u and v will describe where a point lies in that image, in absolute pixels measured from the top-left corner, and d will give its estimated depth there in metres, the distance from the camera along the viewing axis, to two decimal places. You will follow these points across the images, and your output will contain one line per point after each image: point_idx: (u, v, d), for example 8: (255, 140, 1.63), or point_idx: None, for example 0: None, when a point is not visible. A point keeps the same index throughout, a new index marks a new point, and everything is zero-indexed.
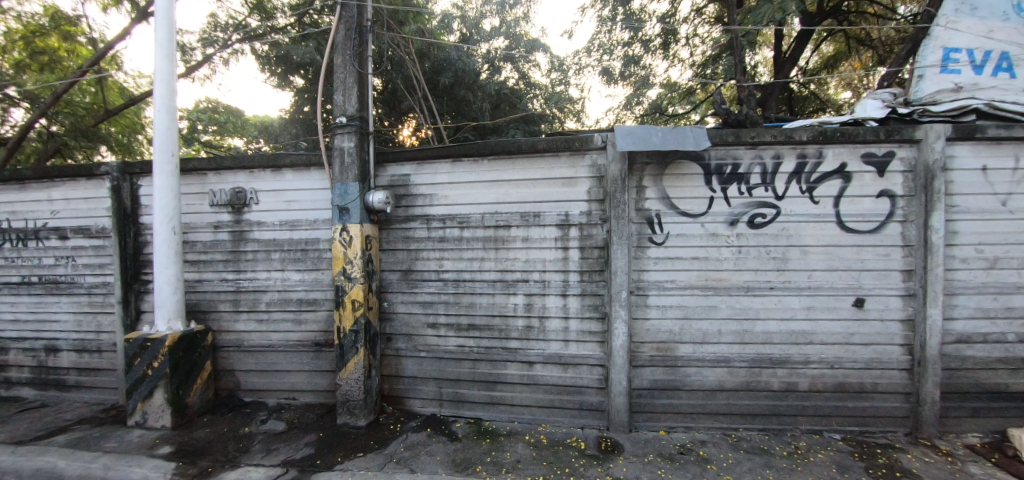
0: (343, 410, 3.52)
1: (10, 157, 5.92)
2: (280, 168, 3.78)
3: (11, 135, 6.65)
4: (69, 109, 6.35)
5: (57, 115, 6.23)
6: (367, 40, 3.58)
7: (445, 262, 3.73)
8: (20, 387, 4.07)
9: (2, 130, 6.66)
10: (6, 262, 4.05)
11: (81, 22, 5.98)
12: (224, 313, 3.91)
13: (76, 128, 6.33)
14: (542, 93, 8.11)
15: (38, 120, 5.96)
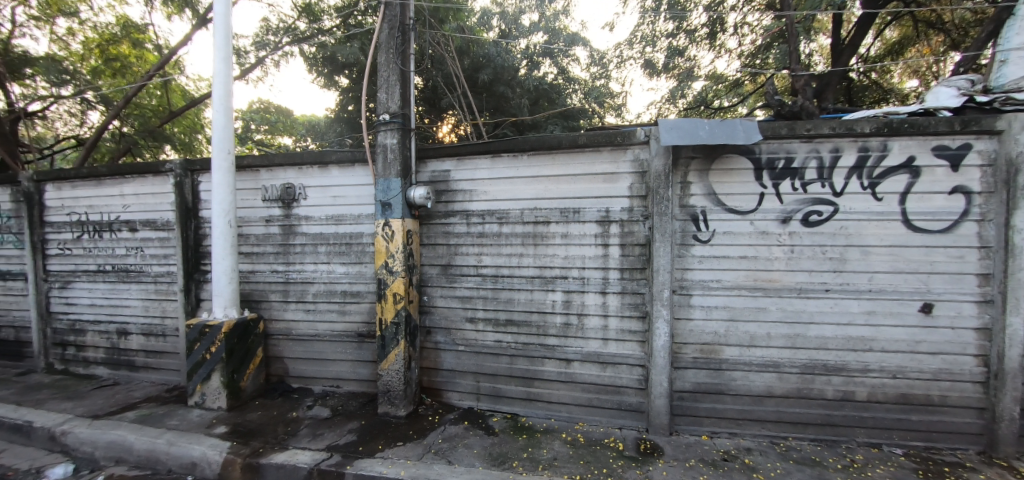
0: (384, 400, 3.62)
1: (88, 156, 6.49)
2: (327, 165, 3.91)
3: (88, 136, 7.28)
4: (138, 111, 6.94)
5: (128, 117, 6.85)
6: (409, 39, 3.63)
7: (484, 258, 3.74)
8: (98, 366, 4.45)
9: (82, 131, 7.30)
10: (85, 252, 4.42)
11: (147, 29, 6.40)
12: (275, 303, 4.11)
13: (145, 128, 6.93)
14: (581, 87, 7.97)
15: (112, 122, 6.53)
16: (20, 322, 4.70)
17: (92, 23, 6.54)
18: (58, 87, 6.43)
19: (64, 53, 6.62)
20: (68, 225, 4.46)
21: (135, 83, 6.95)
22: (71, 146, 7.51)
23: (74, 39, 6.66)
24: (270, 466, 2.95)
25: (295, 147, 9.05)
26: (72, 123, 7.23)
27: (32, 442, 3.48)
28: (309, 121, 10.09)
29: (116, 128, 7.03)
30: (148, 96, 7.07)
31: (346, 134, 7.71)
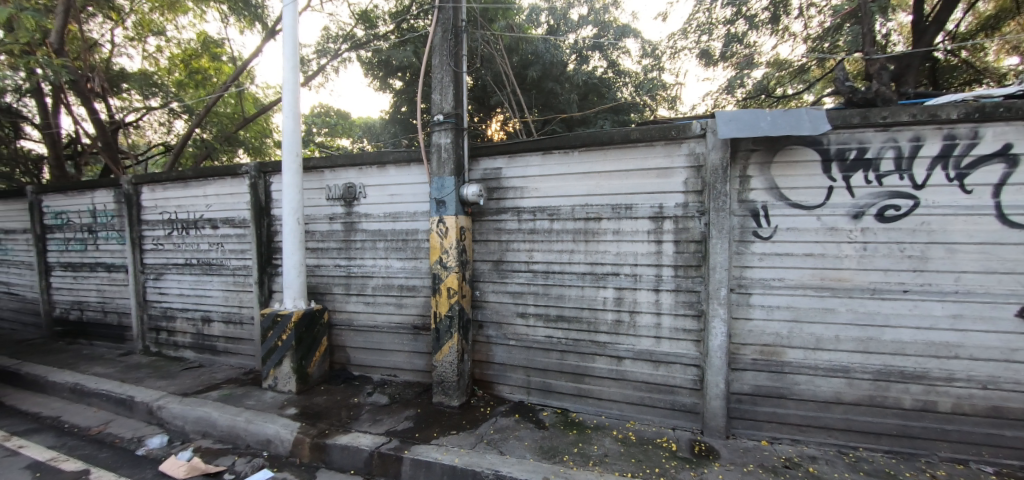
0: (438, 390, 3.77)
1: (175, 161, 7.20)
2: (385, 165, 4.10)
3: (174, 142, 8.07)
4: (217, 119, 7.62)
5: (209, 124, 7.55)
6: (462, 40, 3.72)
7: (535, 254, 3.79)
8: (186, 350, 4.95)
9: (169, 139, 8.11)
10: (175, 246, 4.92)
11: (223, 43, 6.97)
12: (337, 295, 4.38)
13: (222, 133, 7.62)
14: (632, 80, 7.79)
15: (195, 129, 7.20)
16: (123, 309, 5.31)
17: (178, 40, 7.23)
18: (150, 99, 7.18)
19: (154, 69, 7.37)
20: (161, 223, 4.97)
21: (213, 93, 7.61)
22: (160, 152, 8.37)
23: (162, 55, 7.39)
24: (336, 447, 3.17)
25: (353, 148, 9.54)
26: (161, 132, 8.04)
27: (134, 415, 3.94)
28: (365, 123, 10.58)
29: (198, 134, 7.75)
30: (225, 105, 7.73)
31: (400, 135, 8.02)
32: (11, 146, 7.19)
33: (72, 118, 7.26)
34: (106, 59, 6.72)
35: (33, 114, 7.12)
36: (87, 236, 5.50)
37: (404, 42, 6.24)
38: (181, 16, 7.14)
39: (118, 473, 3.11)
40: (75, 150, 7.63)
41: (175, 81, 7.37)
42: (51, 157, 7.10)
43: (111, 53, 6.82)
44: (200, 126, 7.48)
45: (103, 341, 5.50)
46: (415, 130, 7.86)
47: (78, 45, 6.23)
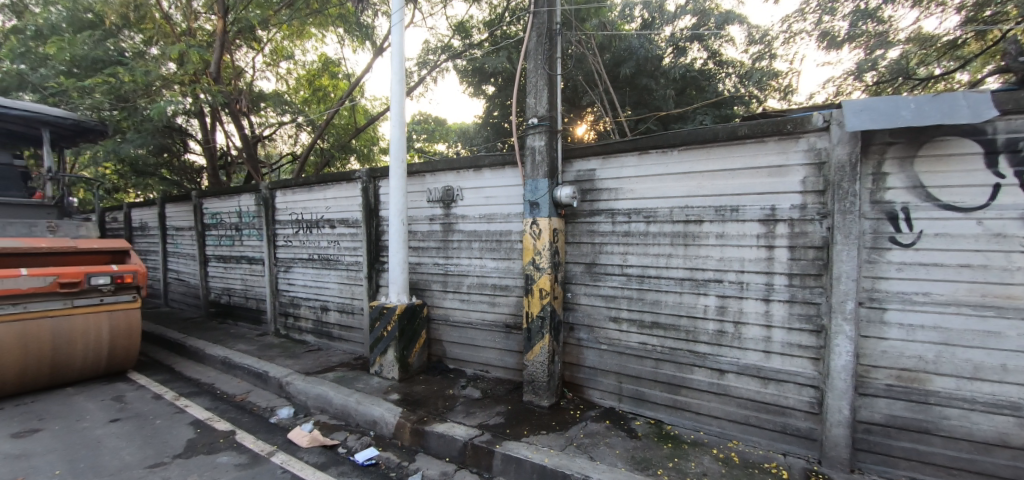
0: (529, 389, 3.86)
1: (301, 168, 8.26)
2: (481, 168, 4.27)
3: (300, 151, 9.25)
4: (335, 130, 8.60)
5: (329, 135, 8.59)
6: (556, 43, 3.76)
7: (630, 257, 3.70)
8: (308, 334, 5.63)
9: (296, 148, 9.31)
10: (300, 243, 5.62)
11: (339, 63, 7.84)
12: (436, 291, 4.67)
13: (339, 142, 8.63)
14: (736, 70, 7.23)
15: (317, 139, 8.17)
16: (260, 295, 6.21)
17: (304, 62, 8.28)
18: (282, 115, 8.30)
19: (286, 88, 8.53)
20: (290, 223, 5.72)
21: (332, 107, 8.57)
22: (289, 160, 9.63)
23: (292, 76, 8.50)
24: (433, 434, 3.38)
25: (448, 152, 10.08)
26: (289, 143, 9.27)
27: (268, 387, 4.58)
28: (460, 127, 11.15)
29: (319, 144, 8.79)
30: (340, 117, 8.70)
31: (492, 139, 8.31)
32: (181, 159, 8.79)
33: (224, 134, 8.67)
34: (250, 82, 7.92)
35: (197, 131, 8.64)
36: (234, 233, 6.51)
37: (498, 49, 6.49)
38: (306, 40, 8.15)
39: (257, 436, 3.66)
40: (225, 161, 9.10)
41: (302, 98, 8.50)
42: (209, 167, 8.57)
43: (253, 77, 8.01)
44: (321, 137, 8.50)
45: (245, 322, 6.47)
46: (507, 133, 8.08)
47: (229, 72, 7.42)
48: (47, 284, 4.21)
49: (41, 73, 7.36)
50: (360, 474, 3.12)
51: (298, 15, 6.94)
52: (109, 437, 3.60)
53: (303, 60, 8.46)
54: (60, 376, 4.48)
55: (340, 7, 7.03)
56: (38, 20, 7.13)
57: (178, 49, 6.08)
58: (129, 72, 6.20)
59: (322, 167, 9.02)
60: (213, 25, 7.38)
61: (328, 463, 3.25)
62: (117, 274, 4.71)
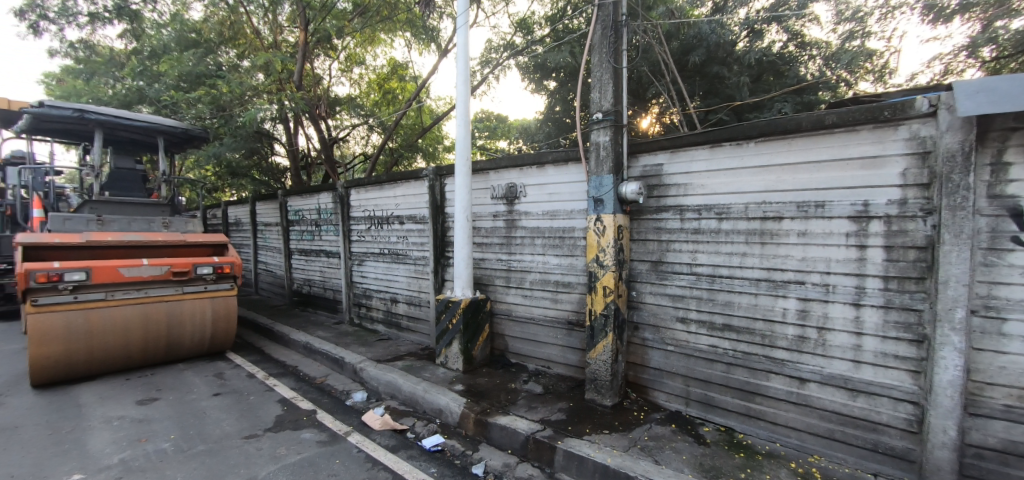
0: (591, 387, 3.85)
1: (373, 168, 8.77)
2: (544, 165, 4.30)
3: (372, 151, 9.81)
4: (403, 131, 9.07)
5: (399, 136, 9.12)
6: (622, 35, 3.66)
7: (699, 255, 3.55)
8: (379, 323, 5.98)
9: (368, 149, 9.89)
10: (372, 238, 5.97)
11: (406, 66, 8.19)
12: (499, 286, 4.77)
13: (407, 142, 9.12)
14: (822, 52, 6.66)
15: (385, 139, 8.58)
16: (336, 286, 6.69)
17: (375, 67, 8.79)
18: (356, 118, 8.88)
19: (359, 92, 9.10)
20: (362, 219, 6.10)
21: (400, 109, 9.02)
22: (361, 160, 10.26)
23: (364, 80, 9.13)
24: (495, 426, 3.47)
25: (509, 149, 10.21)
26: (362, 143, 9.86)
27: (344, 372, 4.93)
28: (521, 124, 11.22)
29: (389, 145, 9.31)
30: (407, 118, 9.13)
31: (554, 134, 8.30)
32: (268, 161, 9.67)
33: (305, 137, 9.41)
34: (327, 88, 8.52)
35: (282, 135, 9.45)
36: (314, 229, 7.05)
37: (562, 43, 6.46)
38: (376, 46, 8.60)
39: (335, 416, 3.96)
40: (306, 162, 9.88)
41: (374, 101, 9.01)
42: (293, 168, 9.35)
43: (330, 83, 8.60)
44: (391, 137, 8.97)
45: (323, 311, 7.00)
46: (569, 129, 8.02)
47: (309, 80, 8.05)
48: (162, 273, 4.82)
49: (157, 89, 8.43)
50: (427, 458, 3.28)
51: (370, 23, 7.37)
52: (213, 408, 4.08)
53: (373, 64, 8.96)
54: (173, 353, 5.12)
55: (408, 13, 7.36)
56: (152, 41, 8.15)
57: (268, 61, 6.70)
58: (227, 84, 6.92)
59: (391, 166, 9.52)
60: (295, 37, 8.02)
61: (398, 446, 3.45)
62: (218, 265, 5.26)
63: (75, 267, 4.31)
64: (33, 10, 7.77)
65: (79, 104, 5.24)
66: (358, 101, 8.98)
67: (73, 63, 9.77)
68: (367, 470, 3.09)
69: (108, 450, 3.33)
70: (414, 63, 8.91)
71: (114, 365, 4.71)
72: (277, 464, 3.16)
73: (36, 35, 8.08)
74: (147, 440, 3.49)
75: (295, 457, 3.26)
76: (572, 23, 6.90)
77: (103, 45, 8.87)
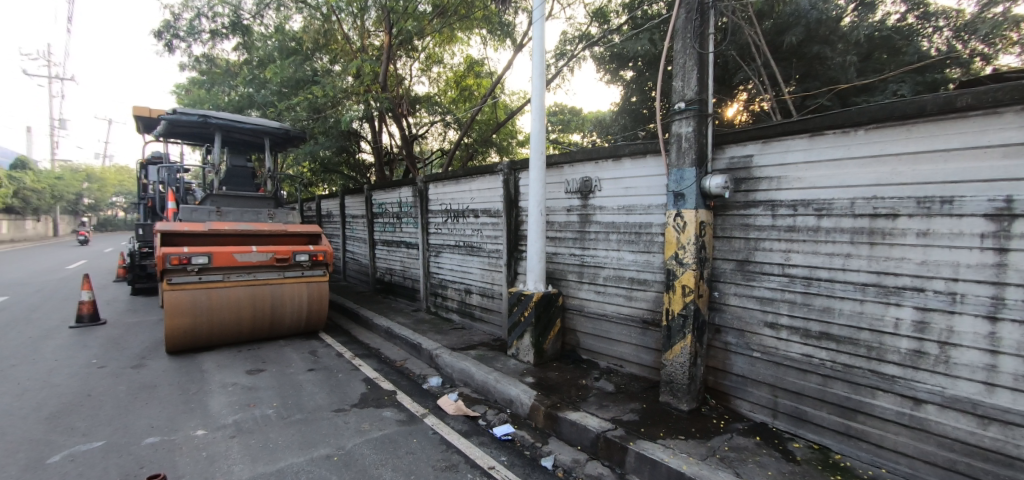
0: (666, 390, 3.69)
1: (449, 162, 9.14)
2: (621, 158, 4.20)
3: (449, 146, 10.26)
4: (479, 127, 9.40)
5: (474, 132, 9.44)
6: (709, 17, 3.43)
7: (794, 255, 3.24)
8: (453, 313, 6.23)
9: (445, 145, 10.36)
10: (447, 231, 6.23)
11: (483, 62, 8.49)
12: (572, 281, 4.75)
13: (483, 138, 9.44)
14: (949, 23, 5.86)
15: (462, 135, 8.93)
16: (415, 276, 7.08)
17: (453, 66, 9.14)
18: (434, 115, 9.35)
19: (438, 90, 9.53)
20: (439, 212, 6.37)
21: (475, 105, 9.35)
22: (438, 155, 10.77)
23: (442, 79, 9.48)
24: (565, 421, 3.45)
25: (582, 142, 10.15)
26: (439, 139, 10.32)
27: (421, 357, 5.21)
28: (595, 116, 11.02)
29: (465, 140, 9.74)
30: (483, 113, 9.41)
31: (629, 126, 8.07)
32: (355, 158, 10.45)
33: (388, 135, 10.05)
34: (409, 88, 9.01)
35: (367, 134, 10.16)
36: (395, 221, 7.50)
37: (641, 31, 6.22)
38: (454, 45, 8.92)
39: (413, 398, 4.20)
40: (388, 158, 10.56)
41: (451, 98, 9.40)
42: (377, 164, 10.06)
43: (411, 83, 9.08)
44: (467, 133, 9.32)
45: (402, 299, 7.44)
46: (646, 119, 7.78)
47: (392, 81, 8.57)
48: (268, 259, 5.42)
49: (264, 95, 9.45)
50: (498, 446, 3.36)
51: (449, 22, 7.66)
52: (308, 382, 4.51)
53: (450, 63, 9.31)
54: (275, 331, 5.73)
55: (486, 10, 7.55)
56: (260, 52, 9.14)
57: (358, 65, 7.26)
58: (322, 88, 7.59)
59: (466, 161, 9.93)
60: (380, 41, 8.56)
61: (471, 432, 3.57)
62: (313, 253, 5.77)
63: (200, 252, 4.97)
64: (168, 30, 9.05)
65: (202, 111, 6.03)
66: (437, 99, 9.40)
67: (198, 75, 11.26)
68: (441, 452, 3.23)
69: (224, 412, 3.82)
70: (490, 59, 9.16)
71: (229, 338, 5.38)
72: (362, 438, 3.41)
73: (170, 52, 9.39)
74: (255, 406, 3.95)
75: (378, 433, 3.50)
76: (652, 9, 6.63)
77: (221, 59, 10.11)
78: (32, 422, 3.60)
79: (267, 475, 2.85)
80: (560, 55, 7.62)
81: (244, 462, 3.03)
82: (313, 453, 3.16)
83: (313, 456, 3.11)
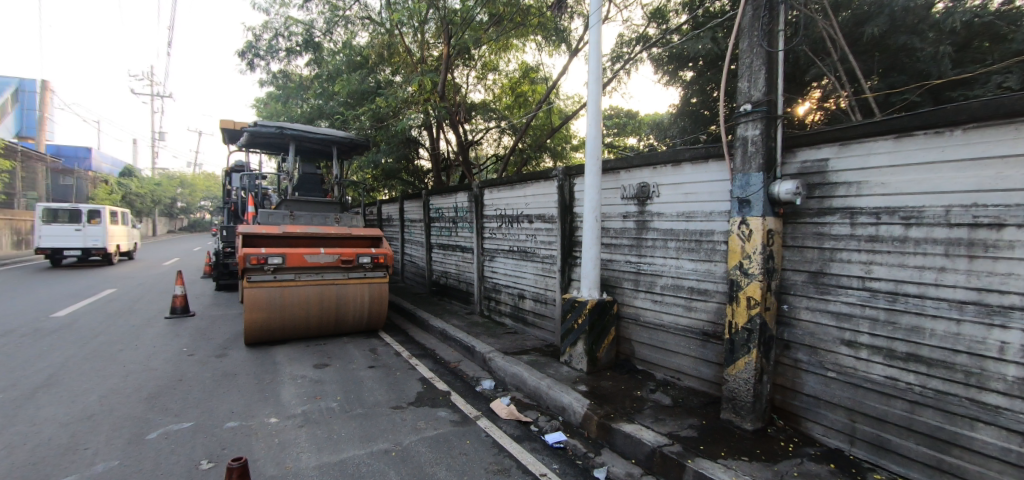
0: (728, 407, 3.51)
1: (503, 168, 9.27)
2: (681, 163, 4.06)
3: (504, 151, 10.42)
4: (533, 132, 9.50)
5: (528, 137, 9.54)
6: (779, 13, 3.23)
7: (876, 268, 2.96)
8: (505, 317, 6.30)
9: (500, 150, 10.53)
10: (501, 235, 6.32)
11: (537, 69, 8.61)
12: (628, 289, 4.65)
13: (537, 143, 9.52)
14: None
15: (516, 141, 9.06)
16: (469, 280, 7.24)
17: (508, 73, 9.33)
18: (489, 121, 9.56)
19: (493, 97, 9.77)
20: (494, 217, 6.48)
21: (530, 110, 9.48)
22: (493, 161, 10.99)
23: (497, 85, 9.70)
24: (619, 433, 3.36)
25: (638, 146, 9.95)
26: (494, 144, 10.51)
27: (474, 359, 5.30)
28: (653, 119, 10.73)
29: (519, 146, 9.87)
30: (537, 119, 9.50)
31: (689, 129, 7.80)
32: (414, 164, 10.92)
33: (445, 141, 10.39)
34: (465, 96, 9.30)
35: (425, 141, 10.58)
36: (451, 225, 7.72)
37: (703, 31, 6.00)
38: (509, 53, 9.07)
39: (467, 400, 4.29)
40: (445, 164, 10.91)
41: (506, 105, 9.58)
42: (435, 170, 10.42)
43: (467, 91, 9.36)
44: (522, 138, 9.45)
45: (457, 301, 7.63)
46: (708, 121, 7.48)
47: (450, 89, 8.87)
48: (334, 260, 5.76)
49: (332, 106, 10.10)
50: (550, 453, 3.34)
51: (505, 31, 7.80)
52: (368, 378, 4.73)
53: (505, 70, 9.49)
54: (339, 328, 6.08)
55: (541, 17, 7.65)
56: (329, 66, 9.79)
57: (418, 77, 7.59)
58: (384, 99, 8.02)
59: (521, 166, 10.05)
60: (438, 52, 8.90)
61: (523, 437, 3.58)
62: (375, 255, 6.06)
63: (275, 253, 5.37)
64: (250, 50, 9.94)
65: (279, 123, 6.53)
66: (492, 106, 9.62)
67: (276, 90, 12.25)
68: (494, 455, 3.27)
69: (295, 402, 4.10)
70: (545, 65, 9.24)
71: (298, 333, 5.78)
72: (418, 435, 3.53)
73: (251, 69, 10.32)
74: (321, 398, 4.21)
75: (433, 432, 3.60)
76: (714, 6, 6.39)
77: (295, 74, 10.94)
78: (135, 401, 4.06)
79: (330, 465, 3.02)
80: (616, 57, 7.56)
81: (310, 450, 3.23)
82: (373, 447, 3.31)
83: (372, 450, 3.26)
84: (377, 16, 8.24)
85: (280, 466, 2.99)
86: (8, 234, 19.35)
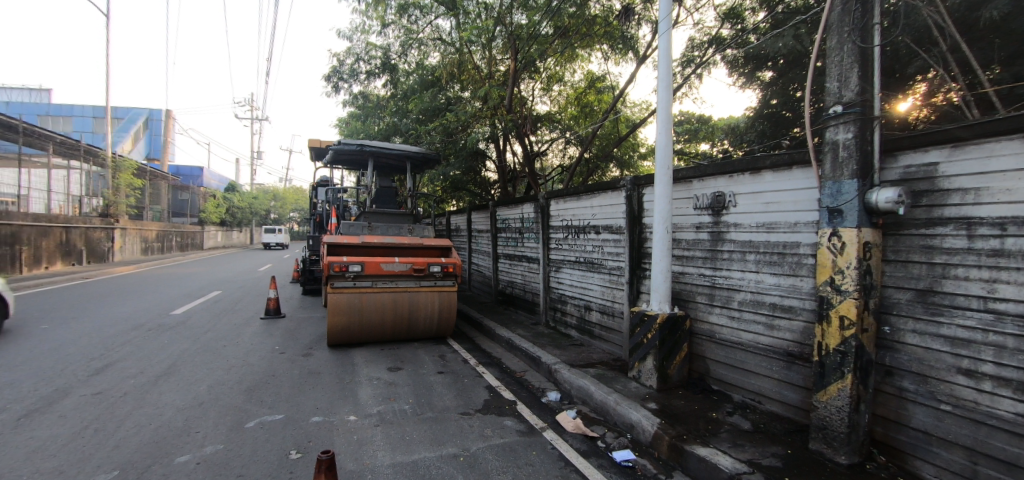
0: (818, 436, 3.21)
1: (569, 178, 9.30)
2: (760, 170, 3.82)
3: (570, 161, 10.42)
4: (600, 141, 9.46)
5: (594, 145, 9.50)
6: (874, 5, 2.96)
7: (1001, 287, 2.56)
8: (571, 328, 6.27)
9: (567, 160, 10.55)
10: (566, 246, 6.33)
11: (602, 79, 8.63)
12: (702, 304, 4.45)
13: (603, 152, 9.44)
14: None
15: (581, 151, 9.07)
16: (534, 290, 7.30)
17: (574, 83, 9.41)
18: (556, 133, 9.72)
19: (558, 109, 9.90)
20: (559, 228, 6.51)
21: (596, 120, 9.48)
22: (559, 171, 11.08)
23: (562, 96, 9.81)
24: (692, 456, 3.19)
25: (712, 152, 9.53)
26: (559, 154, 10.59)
27: (540, 370, 5.33)
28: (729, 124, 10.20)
29: (586, 155, 9.89)
30: (604, 128, 9.45)
31: (769, 133, 7.36)
32: (482, 176, 11.27)
33: (511, 153, 10.65)
34: (532, 108, 9.53)
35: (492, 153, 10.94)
36: (517, 236, 7.85)
37: (785, 30, 5.66)
38: (575, 64, 9.16)
39: (532, 410, 4.31)
40: (512, 175, 11.16)
41: (572, 115, 9.65)
42: (500, 181, 10.67)
43: (533, 103, 9.57)
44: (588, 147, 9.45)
45: (523, 311, 7.71)
46: (791, 124, 7.00)
47: (516, 102, 9.11)
48: (407, 269, 6.08)
49: (407, 122, 10.77)
50: (617, 471, 3.24)
51: (571, 42, 7.89)
52: (437, 383, 4.92)
53: (571, 80, 9.59)
54: (411, 334, 6.39)
55: (608, 26, 7.66)
56: (403, 86, 10.46)
57: (486, 91, 7.92)
58: (455, 115, 8.44)
59: (587, 176, 10.04)
60: (505, 67, 9.19)
61: (589, 453, 3.52)
62: (445, 264, 6.29)
63: (355, 261, 5.79)
64: (335, 74, 10.88)
65: (360, 141, 7.09)
66: (558, 117, 9.73)
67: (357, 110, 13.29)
68: (560, 468, 3.24)
69: (371, 402, 4.37)
70: (611, 73, 9.17)
71: (374, 338, 6.16)
72: (484, 443, 3.60)
73: (336, 92, 11.28)
74: (395, 400, 4.44)
75: (499, 440, 3.66)
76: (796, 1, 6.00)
77: (374, 94, 11.82)
78: (235, 393, 4.54)
79: (403, 465, 3.17)
80: (687, 61, 7.33)
81: (384, 449, 3.42)
82: (442, 450, 3.43)
83: (442, 454, 3.38)
84: (449, 36, 8.71)
85: (358, 462, 3.20)
86: (139, 242, 22.63)
